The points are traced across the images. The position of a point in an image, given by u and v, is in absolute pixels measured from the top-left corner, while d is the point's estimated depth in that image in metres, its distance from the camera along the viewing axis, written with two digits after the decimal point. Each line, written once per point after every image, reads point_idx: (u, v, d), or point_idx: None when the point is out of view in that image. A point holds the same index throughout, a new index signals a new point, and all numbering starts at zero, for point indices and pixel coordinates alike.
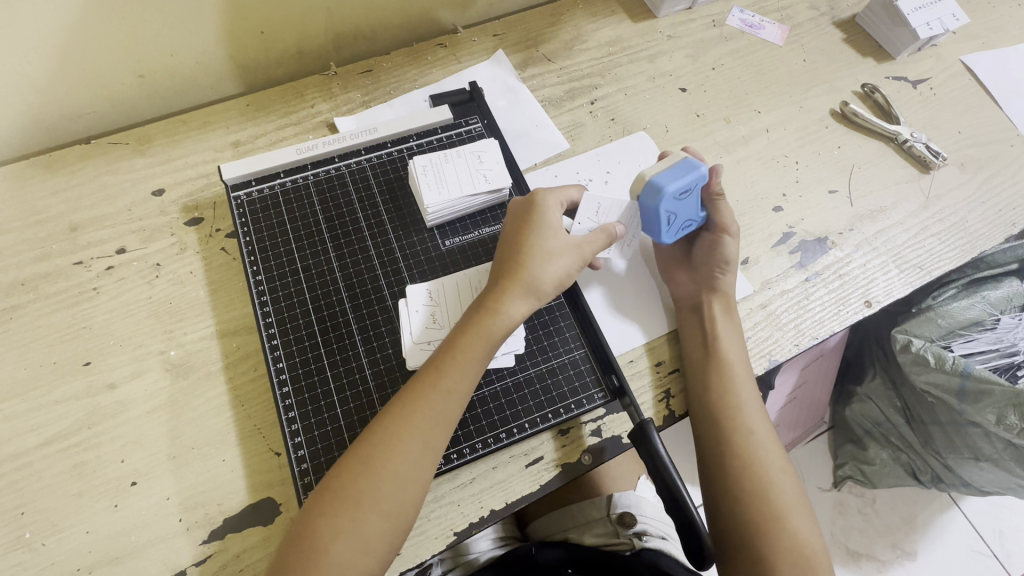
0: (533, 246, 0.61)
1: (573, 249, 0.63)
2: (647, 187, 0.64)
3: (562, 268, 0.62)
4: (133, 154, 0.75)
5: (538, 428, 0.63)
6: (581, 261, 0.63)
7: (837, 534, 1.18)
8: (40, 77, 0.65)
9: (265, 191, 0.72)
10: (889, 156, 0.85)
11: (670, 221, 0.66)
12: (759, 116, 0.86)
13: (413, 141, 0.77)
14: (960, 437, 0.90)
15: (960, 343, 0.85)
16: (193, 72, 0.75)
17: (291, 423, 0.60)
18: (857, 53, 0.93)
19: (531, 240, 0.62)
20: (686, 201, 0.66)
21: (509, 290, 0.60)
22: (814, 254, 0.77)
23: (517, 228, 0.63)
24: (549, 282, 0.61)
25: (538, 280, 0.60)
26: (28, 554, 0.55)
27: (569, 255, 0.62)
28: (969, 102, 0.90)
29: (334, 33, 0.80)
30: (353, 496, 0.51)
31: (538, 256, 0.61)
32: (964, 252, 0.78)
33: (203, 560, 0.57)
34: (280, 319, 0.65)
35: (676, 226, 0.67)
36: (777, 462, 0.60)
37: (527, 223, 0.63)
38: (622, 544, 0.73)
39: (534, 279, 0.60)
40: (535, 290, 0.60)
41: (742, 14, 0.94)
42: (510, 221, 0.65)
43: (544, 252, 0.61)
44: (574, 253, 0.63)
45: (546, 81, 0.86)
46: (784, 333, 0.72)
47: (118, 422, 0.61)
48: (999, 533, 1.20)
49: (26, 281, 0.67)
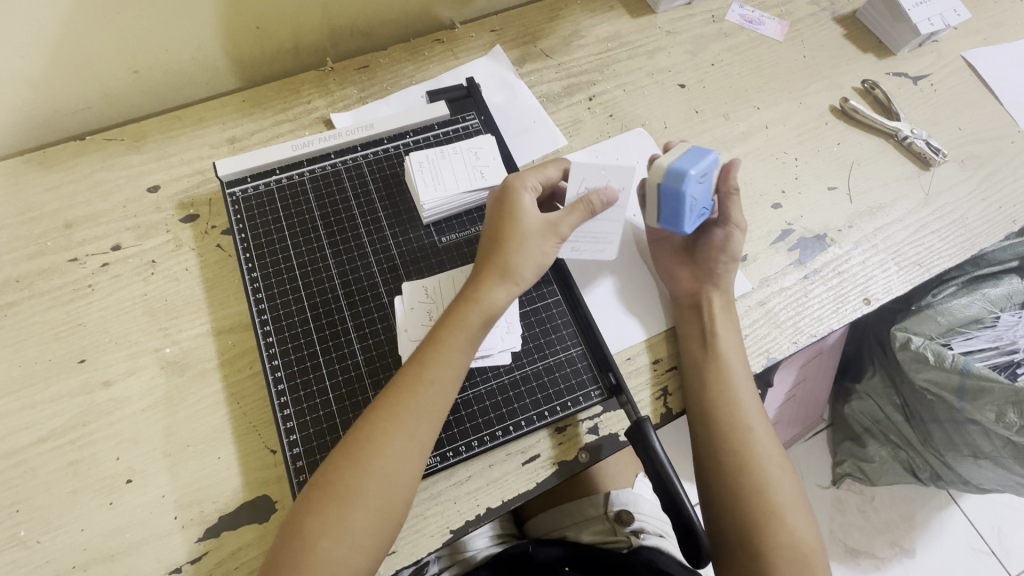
0: (510, 231, 0.61)
1: (547, 228, 0.62)
2: (669, 173, 0.63)
3: (538, 250, 0.61)
4: (129, 150, 0.75)
5: (534, 426, 0.62)
6: (559, 240, 0.63)
7: (835, 531, 1.18)
8: (35, 72, 0.65)
9: (260, 187, 0.71)
10: (889, 152, 0.84)
11: (692, 209, 0.65)
12: (758, 112, 0.85)
13: (410, 137, 0.77)
14: (960, 434, 0.89)
15: (960, 341, 0.84)
16: (188, 68, 0.74)
17: (286, 422, 0.60)
18: (857, 49, 0.93)
19: (509, 226, 0.61)
20: (704, 187, 0.65)
21: (488, 277, 0.59)
22: (813, 252, 0.76)
23: (494, 216, 0.63)
24: (526, 265, 0.60)
25: (516, 265, 0.60)
26: (23, 551, 0.55)
27: (544, 236, 0.62)
28: (971, 99, 0.89)
29: (331, 29, 0.80)
30: (341, 492, 0.51)
31: (515, 242, 0.60)
32: (963, 249, 0.78)
33: (198, 557, 0.57)
34: (275, 315, 0.65)
35: (696, 214, 0.66)
36: (774, 460, 0.60)
37: (504, 209, 0.62)
38: (619, 542, 0.73)
39: (511, 264, 0.60)
40: (514, 276, 0.60)
41: (742, 9, 0.93)
42: (488, 208, 0.65)
43: (520, 237, 0.61)
44: (550, 233, 0.62)
45: (544, 77, 0.86)
46: (783, 330, 0.71)
47: (113, 420, 0.61)
48: (998, 530, 1.20)
49: (21, 278, 0.67)
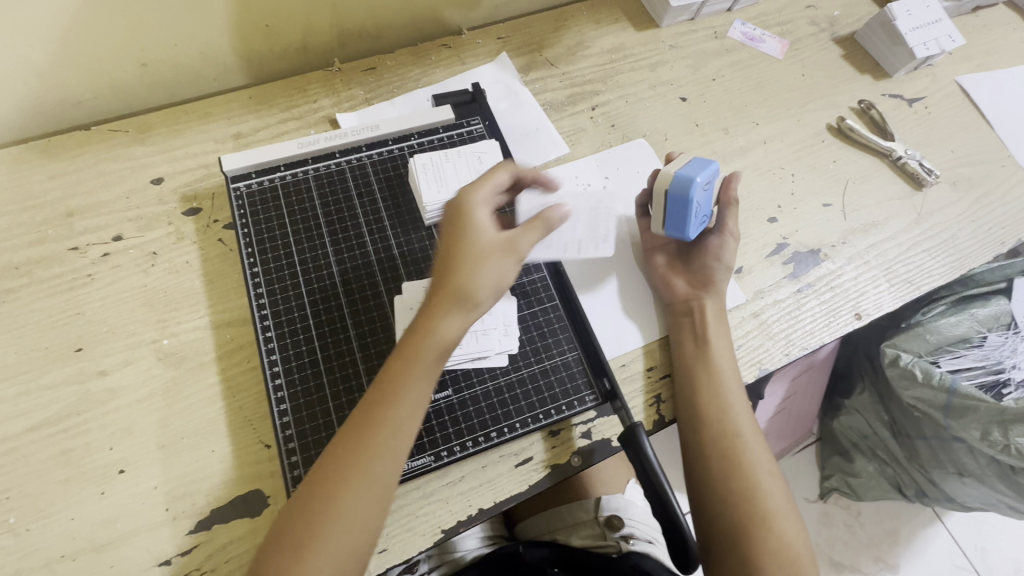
0: (459, 255, 0.55)
1: (506, 247, 0.56)
2: (676, 180, 0.64)
3: (496, 270, 0.54)
4: (133, 142, 0.75)
5: (529, 429, 0.63)
6: (517, 259, 0.56)
7: (821, 544, 1.19)
8: (43, 61, 0.65)
9: (264, 184, 0.72)
10: (883, 172, 0.86)
11: (696, 215, 0.66)
12: (757, 128, 0.87)
13: (415, 139, 0.77)
14: (946, 452, 0.91)
15: (948, 359, 0.86)
16: (196, 63, 0.75)
17: (282, 417, 0.60)
18: (855, 70, 0.95)
19: (462, 248, 0.55)
20: (706, 195, 0.67)
21: (441, 307, 0.53)
22: (807, 266, 0.77)
23: (447, 235, 0.57)
24: (482, 288, 0.53)
25: (471, 289, 0.53)
26: (12, 538, 0.55)
27: (501, 255, 0.55)
28: (964, 123, 0.92)
29: (339, 29, 0.81)
30: (293, 550, 0.46)
31: (469, 263, 0.54)
32: (954, 269, 0.79)
33: (188, 551, 0.57)
34: (275, 311, 0.65)
35: (698, 220, 0.68)
36: (763, 466, 0.61)
37: (455, 228, 0.57)
38: (609, 547, 0.75)
39: (465, 290, 0.53)
40: (469, 301, 0.53)
41: (744, 27, 0.95)
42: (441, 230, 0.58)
43: (474, 258, 0.54)
44: (508, 251, 0.56)
45: (548, 86, 0.87)
46: (775, 342, 0.72)
47: (109, 410, 0.61)
48: (982, 549, 1.21)
49: (21, 265, 0.67)
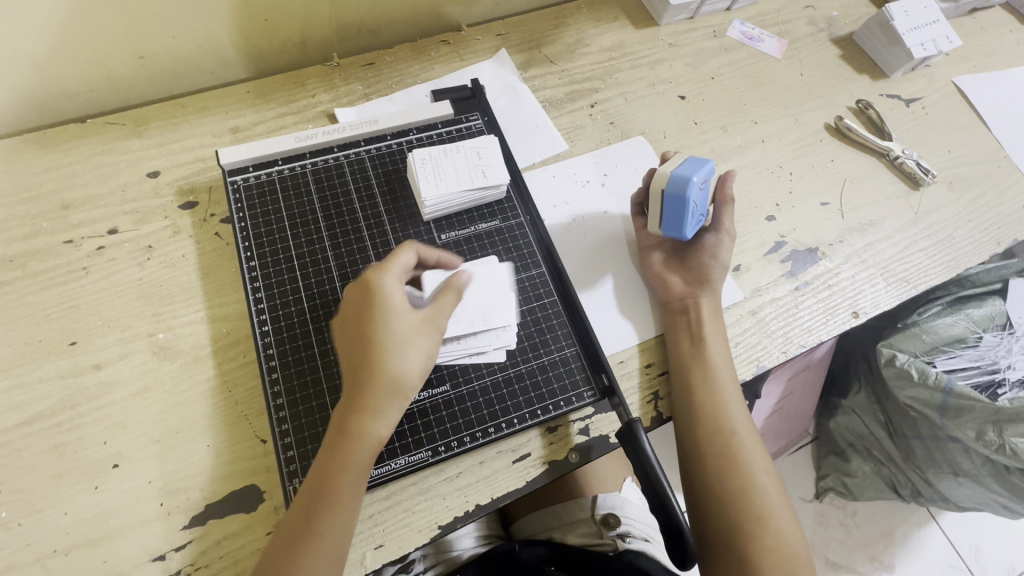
0: (377, 347, 0.54)
1: (423, 328, 0.56)
2: (672, 180, 0.63)
3: (420, 354, 0.55)
4: (130, 135, 0.75)
5: (526, 424, 0.63)
6: (438, 333, 0.57)
7: (817, 545, 1.19)
8: (39, 52, 0.65)
9: (262, 178, 0.71)
10: (881, 171, 0.86)
11: (692, 214, 0.66)
12: (755, 126, 0.87)
13: (414, 134, 0.77)
14: (941, 452, 0.91)
15: (943, 359, 0.86)
16: (194, 56, 0.75)
17: (278, 411, 0.60)
18: (853, 70, 0.95)
19: (379, 344, 0.54)
20: (702, 194, 0.67)
21: (370, 409, 0.53)
22: (805, 264, 0.78)
23: (359, 331, 0.55)
24: (411, 375, 0.54)
25: (399, 380, 0.54)
26: (3, 533, 0.55)
27: (421, 337, 0.55)
28: (961, 124, 0.92)
29: (338, 24, 0.80)
30: None
31: (392, 356, 0.54)
32: (950, 268, 0.80)
33: (182, 546, 0.56)
34: (272, 305, 0.65)
35: (694, 220, 0.67)
36: (758, 464, 0.61)
37: (367, 324, 0.55)
38: (605, 545, 0.74)
39: (394, 383, 0.53)
40: (398, 390, 0.54)
41: (743, 26, 0.95)
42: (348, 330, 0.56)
43: (395, 348, 0.54)
44: (427, 331, 0.56)
45: (548, 83, 0.87)
46: (773, 340, 0.72)
47: (103, 404, 0.61)
48: (976, 549, 1.21)
49: (15, 257, 0.66)
